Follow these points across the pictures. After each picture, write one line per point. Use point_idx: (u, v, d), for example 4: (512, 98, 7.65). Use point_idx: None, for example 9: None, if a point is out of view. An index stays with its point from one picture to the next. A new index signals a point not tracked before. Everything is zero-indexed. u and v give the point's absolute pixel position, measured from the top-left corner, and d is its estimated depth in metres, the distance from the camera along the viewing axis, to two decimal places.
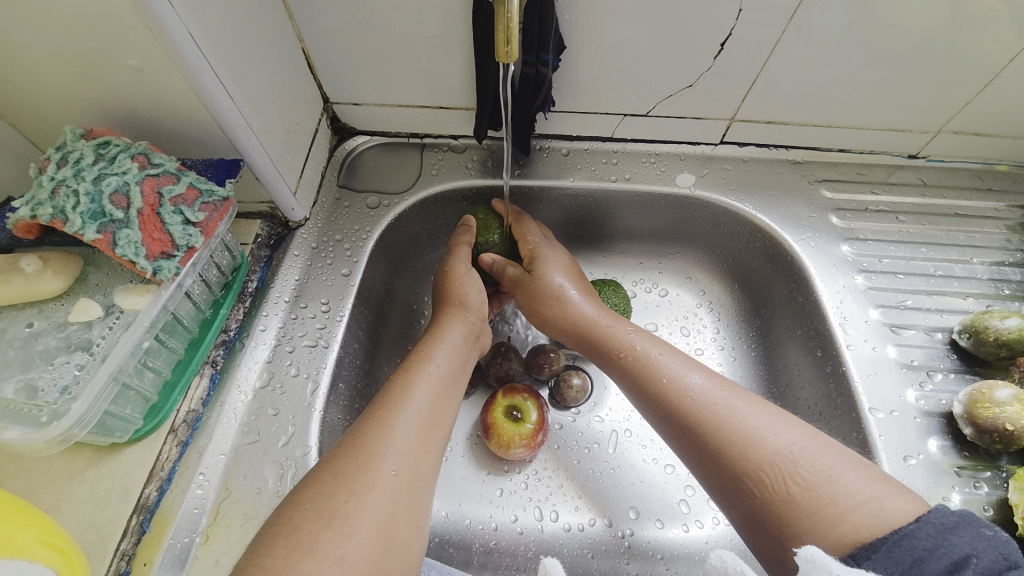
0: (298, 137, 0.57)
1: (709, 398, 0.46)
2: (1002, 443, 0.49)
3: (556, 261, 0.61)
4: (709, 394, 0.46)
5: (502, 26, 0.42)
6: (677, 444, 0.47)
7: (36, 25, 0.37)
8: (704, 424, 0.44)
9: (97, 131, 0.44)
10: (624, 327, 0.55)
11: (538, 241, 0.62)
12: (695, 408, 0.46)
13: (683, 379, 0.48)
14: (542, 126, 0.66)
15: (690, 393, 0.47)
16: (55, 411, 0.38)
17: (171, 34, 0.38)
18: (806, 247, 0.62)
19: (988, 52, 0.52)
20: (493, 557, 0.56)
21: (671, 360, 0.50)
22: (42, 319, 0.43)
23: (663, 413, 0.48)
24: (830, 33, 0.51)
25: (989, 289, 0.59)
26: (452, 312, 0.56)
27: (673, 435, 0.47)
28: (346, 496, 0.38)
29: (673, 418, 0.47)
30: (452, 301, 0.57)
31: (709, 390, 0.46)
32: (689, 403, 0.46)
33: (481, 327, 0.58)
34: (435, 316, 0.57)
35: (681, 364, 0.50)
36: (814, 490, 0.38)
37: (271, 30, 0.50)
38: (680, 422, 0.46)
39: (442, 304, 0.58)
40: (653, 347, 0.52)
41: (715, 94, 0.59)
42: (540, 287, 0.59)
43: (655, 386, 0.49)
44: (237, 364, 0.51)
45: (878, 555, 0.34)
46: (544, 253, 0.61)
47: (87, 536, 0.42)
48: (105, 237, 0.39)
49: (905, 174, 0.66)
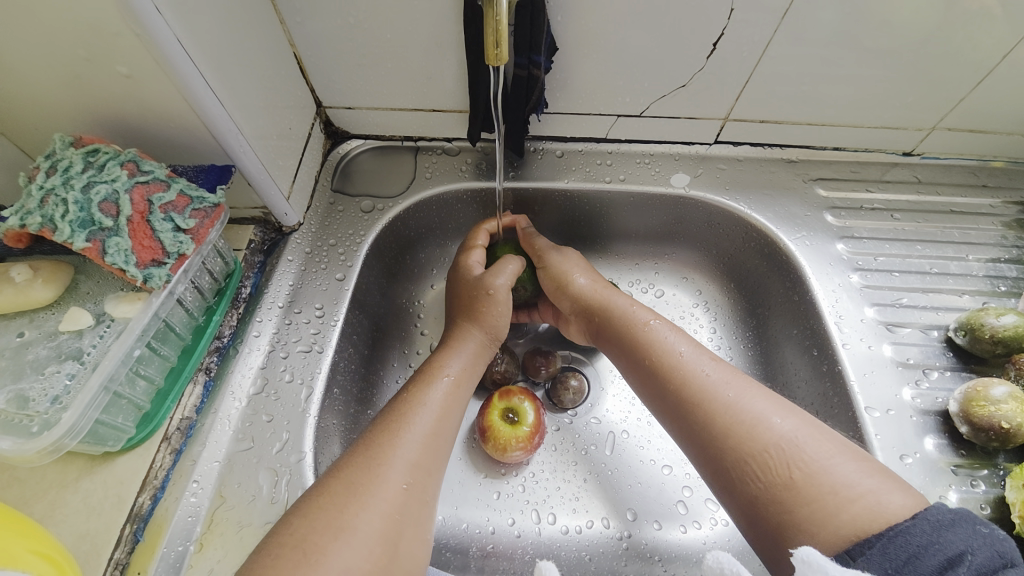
0: (291, 141, 0.57)
1: (718, 379, 0.46)
2: (999, 441, 0.49)
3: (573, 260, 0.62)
4: (719, 375, 0.46)
5: (492, 29, 0.42)
6: (677, 422, 0.47)
7: (24, 32, 0.37)
8: (713, 403, 0.44)
9: (86, 139, 0.44)
10: (642, 308, 0.55)
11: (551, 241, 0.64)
12: (703, 388, 0.46)
13: (697, 359, 0.48)
14: (536, 127, 0.65)
15: (701, 373, 0.47)
16: (45, 420, 0.38)
17: (159, 41, 0.38)
18: (801, 246, 0.62)
19: (981, 49, 0.52)
20: (491, 560, 0.56)
21: (686, 340, 0.51)
22: (32, 328, 0.42)
23: (670, 390, 0.48)
24: (822, 32, 0.51)
25: (985, 286, 0.59)
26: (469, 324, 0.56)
27: (677, 411, 0.47)
28: (355, 508, 0.37)
29: (679, 398, 0.47)
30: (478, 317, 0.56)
31: (720, 372, 0.46)
32: (700, 383, 0.46)
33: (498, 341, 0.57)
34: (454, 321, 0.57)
35: (696, 347, 0.50)
36: (815, 476, 0.38)
37: (262, 35, 0.50)
38: (686, 399, 0.46)
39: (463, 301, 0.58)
40: (669, 327, 0.52)
41: (709, 94, 0.59)
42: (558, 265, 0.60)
43: (669, 360, 0.49)
44: (230, 370, 0.51)
45: (874, 551, 0.34)
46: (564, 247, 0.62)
47: (80, 545, 0.42)
48: (94, 245, 0.39)
49: (900, 172, 0.66)
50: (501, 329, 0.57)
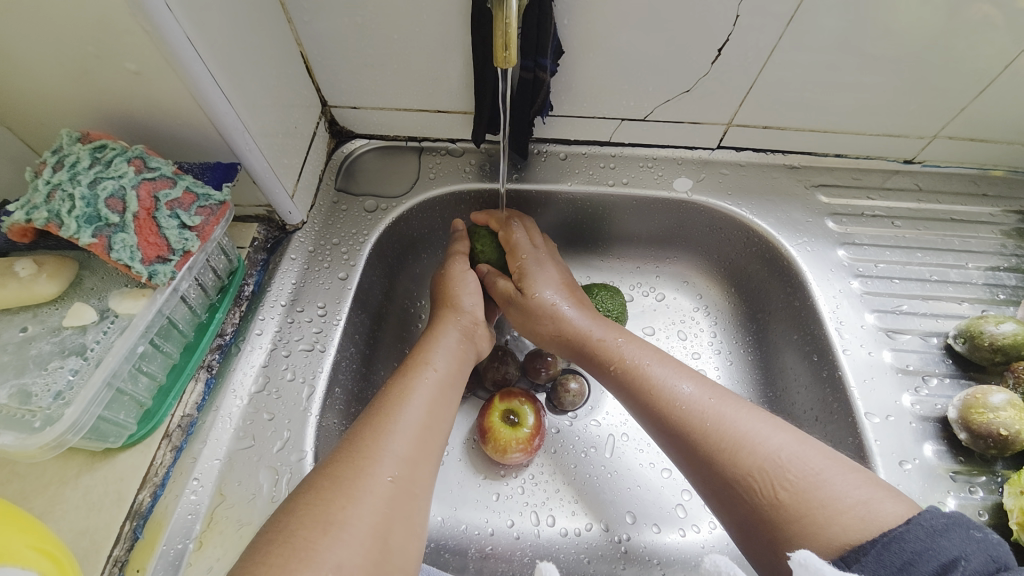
0: (295, 140, 0.57)
1: (698, 405, 0.46)
2: (997, 448, 0.49)
3: (545, 276, 0.59)
4: (698, 401, 0.46)
5: (501, 31, 0.42)
6: (668, 451, 0.47)
7: (32, 27, 0.37)
8: (693, 434, 0.44)
9: (93, 134, 0.44)
10: (616, 339, 0.55)
11: (525, 252, 0.59)
12: (684, 415, 0.46)
13: (673, 388, 0.48)
14: (540, 130, 0.66)
15: (679, 401, 0.47)
16: (48, 416, 0.38)
17: (168, 38, 0.38)
18: (802, 251, 0.62)
19: (983, 59, 0.52)
20: (489, 562, 0.56)
21: (663, 368, 0.50)
22: (36, 323, 0.42)
23: (654, 421, 0.48)
24: (826, 39, 0.51)
25: (985, 294, 0.60)
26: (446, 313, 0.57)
27: (665, 441, 0.47)
28: (344, 502, 0.37)
29: (663, 427, 0.47)
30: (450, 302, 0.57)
31: (699, 398, 0.46)
32: (679, 411, 0.46)
33: (475, 330, 0.57)
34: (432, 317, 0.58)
35: (673, 374, 0.49)
36: (803, 493, 0.38)
37: (269, 33, 0.50)
38: (670, 429, 0.46)
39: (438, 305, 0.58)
40: (644, 359, 0.52)
41: (713, 99, 0.59)
42: (525, 308, 0.58)
43: (646, 395, 0.49)
44: (232, 368, 0.51)
45: (868, 558, 0.34)
46: (532, 269, 0.59)
47: (79, 542, 0.42)
48: (100, 241, 0.39)
49: (901, 179, 0.67)
50: (478, 325, 0.57)
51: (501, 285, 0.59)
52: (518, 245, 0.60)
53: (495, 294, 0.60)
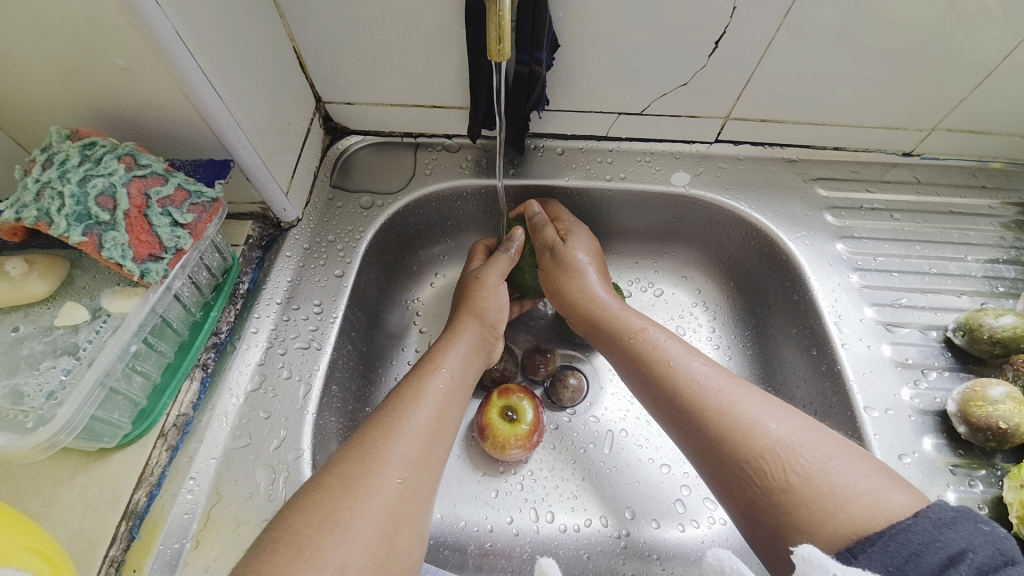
0: (290, 136, 0.56)
1: (711, 385, 0.46)
2: (996, 441, 0.49)
3: (587, 242, 0.61)
4: (712, 380, 0.46)
5: (495, 24, 0.41)
6: (676, 434, 0.47)
7: (20, 24, 0.37)
8: (706, 410, 0.44)
9: (82, 131, 0.43)
10: (633, 314, 0.55)
11: (568, 217, 0.63)
12: (697, 395, 0.45)
13: (688, 365, 0.48)
14: (536, 125, 0.65)
15: (693, 379, 0.47)
16: (41, 416, 0.37)
17: (158, 34, 0.37)
18: (801, 245, 0.62)
19: (982, 51, 0.52)
20: (489, 558, 0.56)
21: (678, 347, 0.50)
22: (27, 323, 0.42)
23: (664, 399, 0.48)
24: (823, 32, 0.51)
25: (984, 287, 0.59)
26: (468, 320, 0.56)
27: (673, 419, 0.47)
28: (350, 503, 0.37)
29: (674, 405, 0.47)
30: (473, 310, 0.56)
31: (713, 378, 0.46)
32: (692, 390, 0.46)
33: (493, 341, 0.57)
34: (451, 320, 0.57)
35: (687, 352, 0.50)
36: (812, 478, 0.38)
37: (261, 28, 0.49)
38: (680, 406, 0.46)
39: (462, 309, 0.57)
40: (661, 333, 0.52)
41: (710, 92, 0.59)
42: (563, 258, 0.59)
43: (660, 367, 0.49)
44: (228, 366, 0.51)
45: (875, 549, 0.34)
46: (575, 229, 0.62)
47: (75, 542, 0.41)
48: (90, 239, 0.38)
49: (900, 172, 0.66)
50: (496, 333, 0.57)
51: (549, 231, 0.60)
52: (560, 214, 0.64)
53: (537, 241, 0.61)
